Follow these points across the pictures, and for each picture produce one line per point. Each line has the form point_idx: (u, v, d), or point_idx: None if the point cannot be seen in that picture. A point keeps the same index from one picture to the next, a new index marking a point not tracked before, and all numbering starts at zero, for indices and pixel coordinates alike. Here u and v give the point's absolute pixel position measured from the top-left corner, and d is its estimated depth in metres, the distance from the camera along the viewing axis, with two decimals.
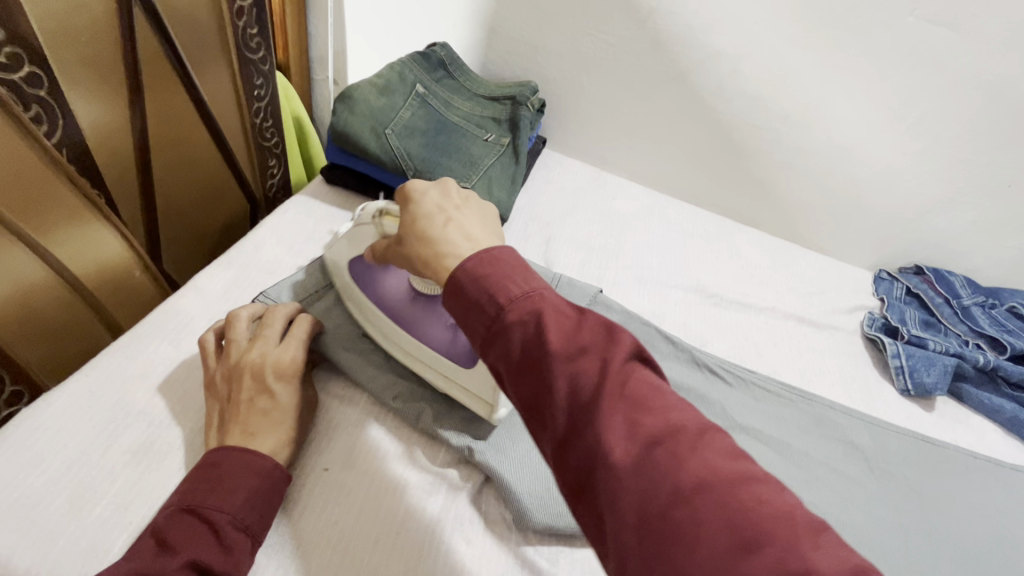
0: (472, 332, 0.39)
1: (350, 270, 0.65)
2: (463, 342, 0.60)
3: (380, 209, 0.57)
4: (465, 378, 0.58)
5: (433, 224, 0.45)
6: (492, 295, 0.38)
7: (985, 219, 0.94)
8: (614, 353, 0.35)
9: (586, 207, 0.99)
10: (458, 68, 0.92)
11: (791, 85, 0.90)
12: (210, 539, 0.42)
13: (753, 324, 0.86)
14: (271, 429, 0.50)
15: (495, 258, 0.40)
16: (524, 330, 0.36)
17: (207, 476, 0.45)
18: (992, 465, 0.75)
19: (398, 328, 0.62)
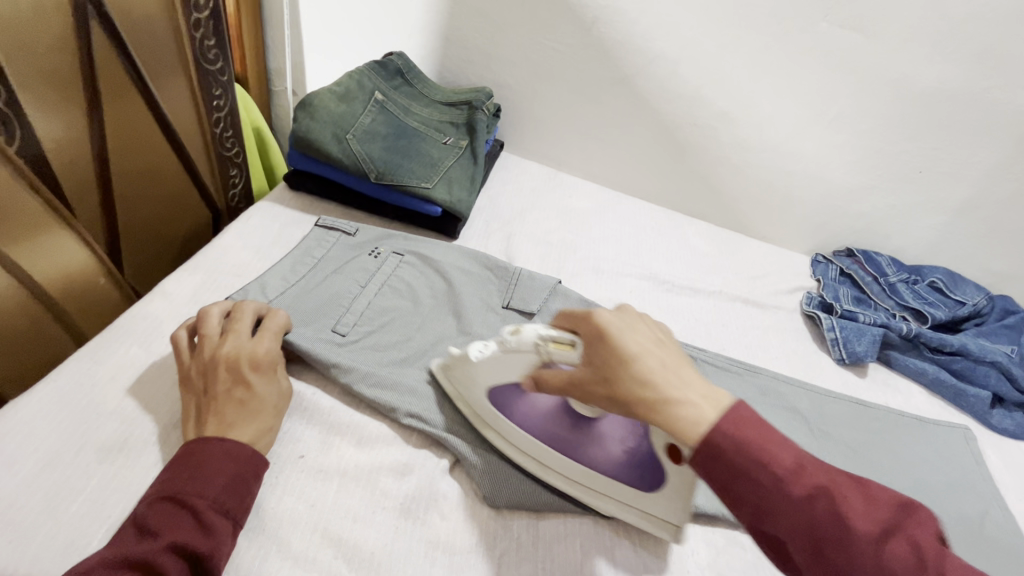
0: (741, 506, 0.41)
1: (488, 398, 0.59)
2: (637, 462, 0.54)
3: (541, 336, 0.52)
4: (641, 500, 0.55)
5: (651, 366, 0.45)
6: (766, 467, 0.40)
7: (904, 203, 1.04)
8: (912, 530, 0.39)
9: (545, 205, 1.04)
10: (416, 75, 0.97)
11: (726, 87, 0.98)
12: (192, 524, 0.44)
13: (703, 307, 0.93)
14: (254, 419, 0.52)
15: (749, 421, 0.41)
16: (815, 508, 0.39)
17: (188, 465, 0.47)
18: (918, 421, 0.83)
19: (563, 458, 0.57)
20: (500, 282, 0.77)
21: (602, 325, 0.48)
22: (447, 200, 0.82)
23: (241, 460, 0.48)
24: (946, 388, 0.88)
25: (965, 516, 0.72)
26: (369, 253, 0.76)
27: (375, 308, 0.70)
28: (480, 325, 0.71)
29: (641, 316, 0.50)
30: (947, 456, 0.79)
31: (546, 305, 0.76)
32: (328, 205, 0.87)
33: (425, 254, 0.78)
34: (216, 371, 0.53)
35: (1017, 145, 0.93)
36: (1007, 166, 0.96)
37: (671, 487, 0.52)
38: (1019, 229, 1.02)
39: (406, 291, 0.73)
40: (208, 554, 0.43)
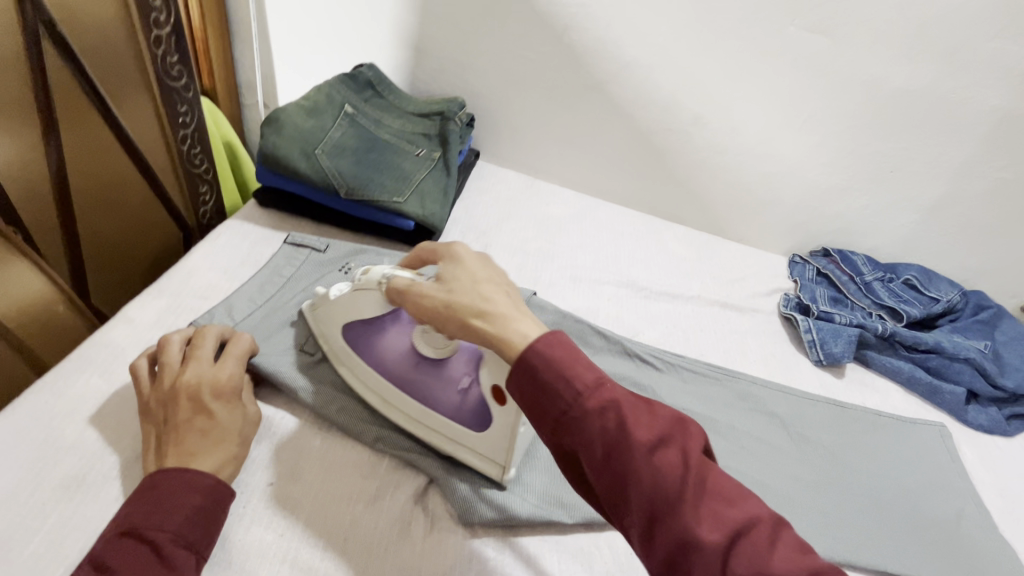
0: (543, 416, 0.44)
1: (343, 335, 0.63)
2: (471, 404, 0.57)
3: (385, 275, 0.57)
4: (474, 440, 0.57)
5: (492, 291, 0.50)
6: (566, 384, 0.43)
7: (878, 202, 1.04)
8: (690, 443, 0.41)
9: (521, 213, 1.03)
10: (387, 86, 0.95)
11: (698, 92, 0.98)
12: (151, 560, 0.42)
13: (682, 312, 0.93)
14: (216, 447, 0.51)
15: (561, 342, 0.45)
16: (603, 420, 0.41)
17: (148, 497, 0.45)
18: (895, 420, 0.83)
19: (402, 394, 0.60)
20: None
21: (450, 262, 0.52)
22: (420, 213, 0.81)
23: (205, 491, 0.47)
24: (921, 386, 0.89)
25: (941, 514, 0.73)
26: (340, 270, 0.75)
27: None
28: None
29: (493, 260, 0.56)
30: (923, 454, 0.79)
31: None
32: (299, 221, 0.85)
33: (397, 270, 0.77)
34: (177, 401, 0.51)
35: (985, 144, 0.95)
36: (976, 164, 0.97)
37: (498, 429, 0.55)
38: (989, 226, 1.03)
39: None
40: None
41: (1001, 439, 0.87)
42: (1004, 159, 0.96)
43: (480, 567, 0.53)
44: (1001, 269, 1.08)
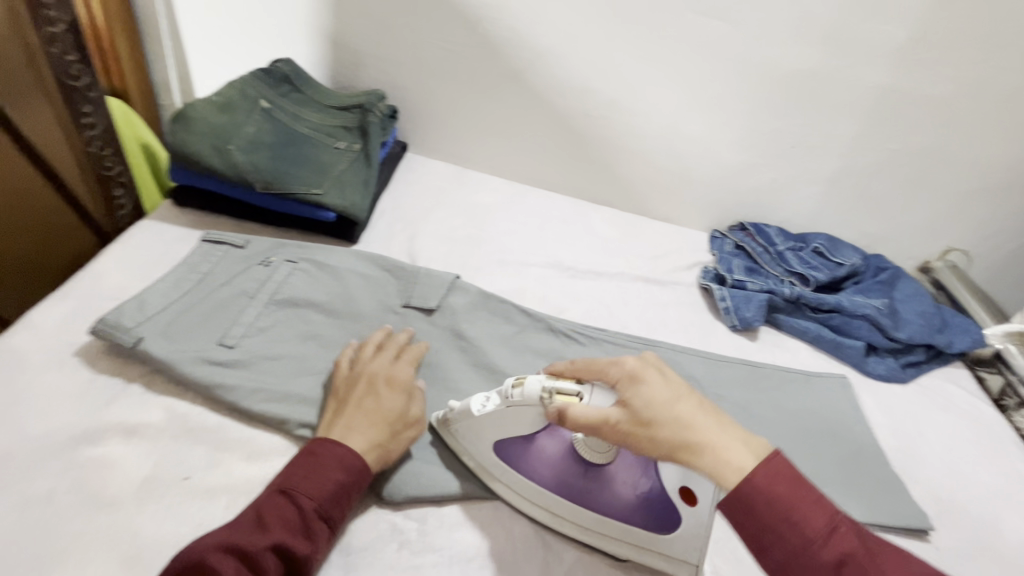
0: (767, 552, 0.43)
1: (493, 450, 0.59)
2: (654, 508, 0.55)
3: (549, 389, 0.53)
4: (660, 544, 0.55)
5: (689, 412, 0.47)
6: (794, 525, 0.42)
7: (784, 176, 1.12)
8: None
9: (449, 202, 1.05)
10: (305, 80, 0.95)
11: (611, 78, 1.02)
12: (298, 524, 0.49)
13: (606, 289, 0.97)
14: (358, 428, 0.57)
15: (781, 476, 0.44)
16: (843, 575, 0.40)
17: (305, 464, 0.53)
18: (802, 375, 0.90)
19: (578, 509, 0.57)
20: (398, 283, 0.78)
21: (639, 381, 0.49)
22: (340, 204, 0.82)
23: (351, 470, 0.53)
24: (826, 343, 0.96)
25: (843, 457, 0.79)
26: (260, 263, 0.74)
27: (266, 319, 0.69)
28: (376, 328, 0.73)
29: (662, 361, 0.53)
30: (827, 404, 0.86)
31: (444, 301, 0.77)
32: (218, 219, 0.85)
33: (320, 261, 0.77)
34: (360, 381, 0.61)
35: (870, 118, 1.03)
36: (865, 136, 1.05)
37: (690, 531, 0.53)
38: (882, 194, 1.12)
39: (300, 300, 0.72)
40: (306, 555, 0.48)
41: (897, 386, 0.95)
42: (888, 130, 1.04)
43: (400, 540, 0.56)
44: (896, 233, 1.18)
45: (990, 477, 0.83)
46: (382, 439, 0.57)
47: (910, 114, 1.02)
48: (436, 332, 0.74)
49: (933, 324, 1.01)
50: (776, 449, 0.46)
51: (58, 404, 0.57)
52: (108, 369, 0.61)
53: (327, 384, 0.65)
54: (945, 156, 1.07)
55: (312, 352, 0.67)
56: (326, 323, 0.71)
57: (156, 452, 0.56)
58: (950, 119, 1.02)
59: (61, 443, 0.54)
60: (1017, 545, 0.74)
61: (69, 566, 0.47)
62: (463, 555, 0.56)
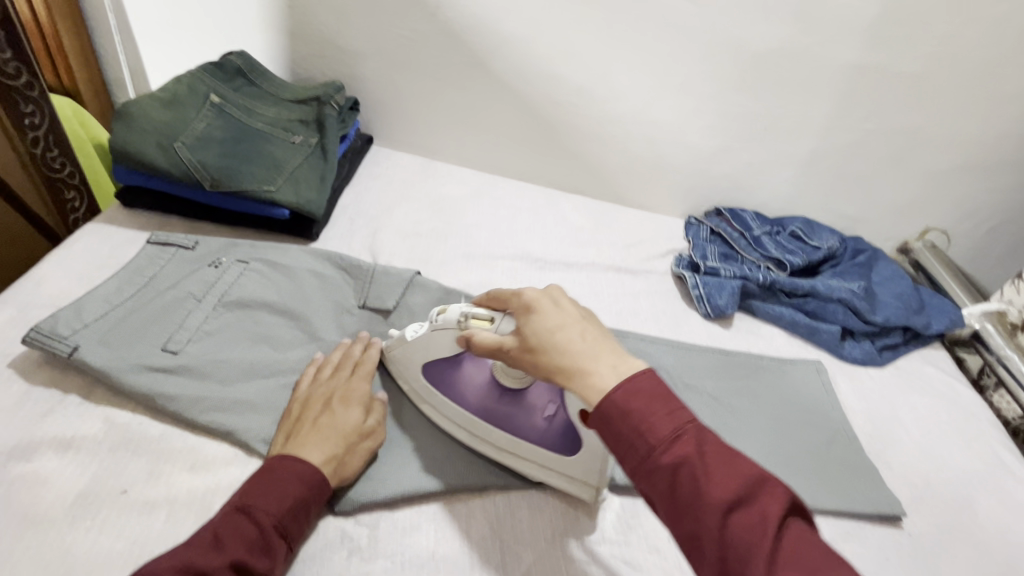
0: (621, 458, 0.45)
1: (422, 372, 0.64)
2: (557, 432, 0.59)
3: (464, 313, 0.58)
4: (563, 465, 0.59)
5: (570, 336, 0.50)
6: (641, 432, 0.44)
7: (758, 159, 1.09)
8: (770, 504, 0.41)
9: (415, 196, 1.02)
10: (259, 74, 0.91)
11: (577, 63, 1.00)
12: (257, 540, 0.47)
13: (576, 280, 0.95)
14: (312, 444, 0.55)
15: (640, 390, 0.45)
16: (676, 475, 0.42)
17: (263, 479, 0.51)
18: (776, 362, 0.88)
19: (491, 428, 0.61)
20: (355, 281, 0.75)
21: (532, 305, 0.53)
22: (294, 201, 0.79)
23: (311, 483, 0.51)
24: (801, 329, 0.95)
25: (816, 443, 0.78)
26: (210, 264, 0.72)
27: (214, 322, 0.66)
28: (331, 328, 0.70)
29: (567, 294, 0.56)
30: (801, 390, 0.85)
31: (403, 299, 0.74)
32: (170, 220, 0.82)
33: (273, 261, 0.74)
34: (315, 400, 0.59)
35: (843, 97, 1.01)
36: (839, 116, 1.03)
37: (587, 451, 0.57)
38: (859, 174, 1.10)
39: (250, 302, 0.69)
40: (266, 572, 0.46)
41: (874, 370, 0.94)
42: (862, 109, 1.02)
43: (350, 547, 0.54)
44: (874, 214, 1.16)
45: (966, 459, 0.82)
46: (337, 453, 0.55)
47: (884, 91, 1.00)
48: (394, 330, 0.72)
49: (910, 306, 1.00)
50: (647, 367, 0.48)
51: None
52: (45, 380, 0.59)
53: (277, 388, 0.63)
54: (921, 134, 1.05)
55: (262, 356, 0.65)
56: (280, 325, 0.69)
57: (93, 464, 0.54)
58: (925, 96, 1.00)
59: None
60: (992, 528, 0.73)
61: None
62: (416, 560, 0.54)
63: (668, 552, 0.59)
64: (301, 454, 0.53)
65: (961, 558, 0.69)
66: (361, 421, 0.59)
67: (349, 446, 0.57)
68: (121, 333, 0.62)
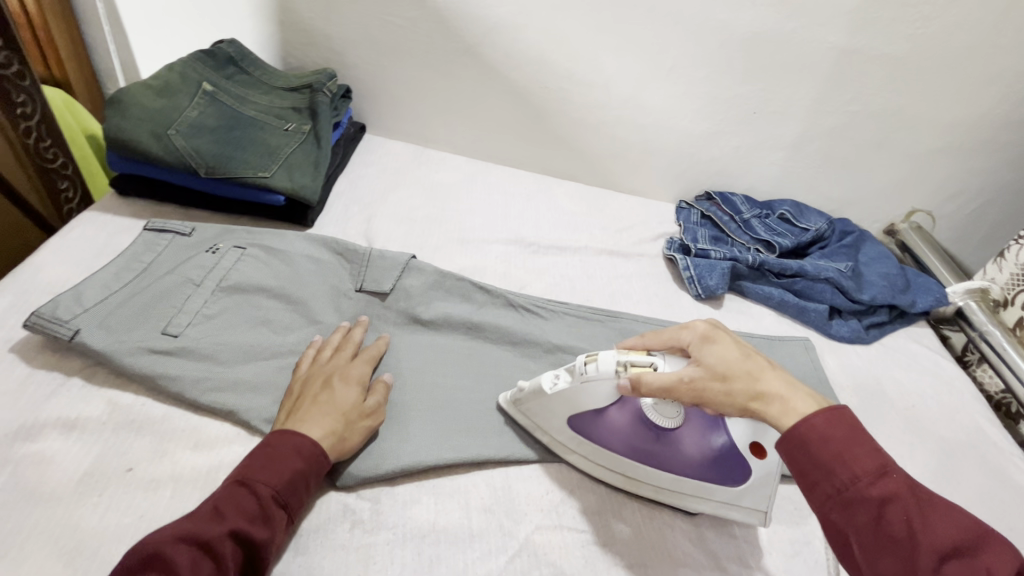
0: (816, 485, 0.46)
1: (566, 424, 0.62)
2: (723, 461, 0.58)
3: (622, 359, 0.56)
4: (731, 496, 0.58)
5: (758, 365, 0.52)
6: (845, 464, 0.45)
7: (746, 143, 1.11)
8: (996, 563, 0.40)
9: (409, 183, 1.03)
10: (251, 62, 0.91)
11: (567, 49, 1.00)
12: (258, 511, 0.48)
13: (568, 263, 0.96)
14: (316, 418, 0.55)
15: (843, 425, 0.47)
16: (884, 509, 0.43)
17: (262, 453, 0.51)
18: (765, 340, 0.90)
19: (653, 471, 0.60)
20: (351, 265, 0.76)
21: (710, 342, 0.54)
22: (289, 187, 0.80)
23: (307, 455, 0.52)
24: (790, 308, 0.97)
25: None
26: (206, 250, 0.72)
27: (213, 306, 0.67)
28: (329, 311, 0.72)
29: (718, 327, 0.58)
30: (789, 367, 0.87)
31: (399, 281, 0.76)
32: (165, 208, 0.83)
33: (270, 246, 0.75)
34: (319, 379, 0.60)
35: (828, 80, 1.02)
36: (824, 99, 1.05)
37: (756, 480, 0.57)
38: (845, 157, 1.12)
39: (248, 286, 0.70)
40: (264, 540, 0.47)
41: (861, 347, 0.96)
42: (847, 92, 1.04)
43: (352, 520, 0.56)
44: (860, 197, 1.18)
45: (949, 431, 0.84)
46: (337, 427, 0.56)
47: (868, 74, 1.01)
48: (390, 313, 0.73)
49: (896, 285, 1.02)
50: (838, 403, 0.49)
51: None
52: (47, 364, 0.60)
53: (277, 369, 0.64)
54: (904, 116, 1.06)
55: (261, 338, 0.66)
56: (278, 308, 0.70)
57: (97, 444, 0.55)
58: (908, 78, 1.02)
59: None
60: (973, 495, 0.76)
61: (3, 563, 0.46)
62: (418, 531, 0.56)
63: (661, 521, 0.61)
64: (298, 428, 0.54)
65: None
66: (361, 399, 0.59)
67: (350, 423, 0.57)
68: (120, 316, 0.63)
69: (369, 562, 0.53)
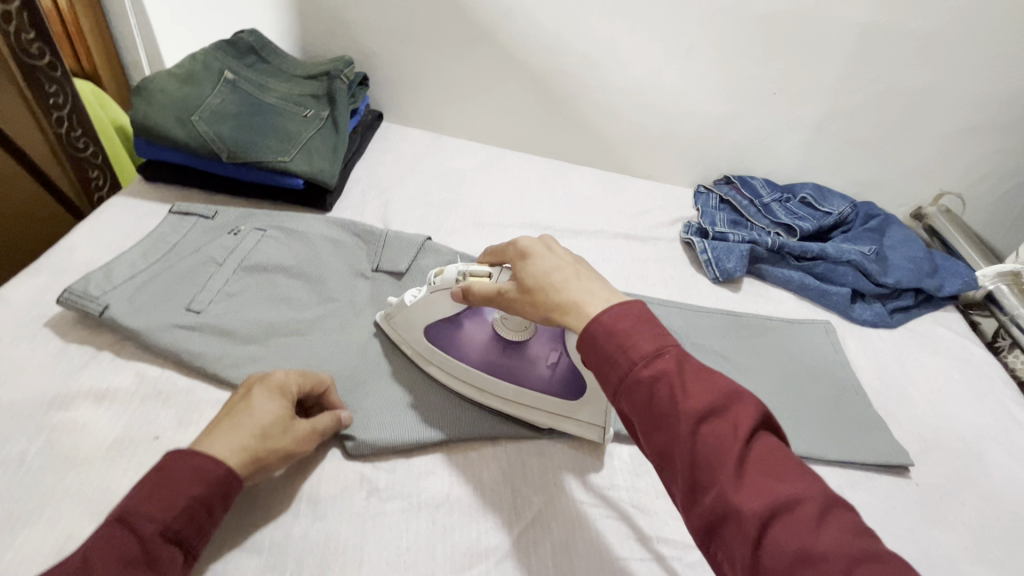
0: (603, 378, 0.45)
1: (425, 337, 0.66)
2: (564, 377, 0.62)
3: (461, 271, 0.60)
4: (572, 410, 0.62)
5: (567, 277, 0.51)
6: (623, 349, 0.44)
7: (768, 125, 1.09)
8: (743, 417, 0.40)
9: (425, 168, 1.04)
10: (271, 51, 0.93)
11: (582, 32, 1.00)
12: (137, 555, 0.41)
13: (584, 246, 0.96)
14: (223, 434, 0.49)
15: (631, 315, 0.45)
16: (655, 388, 0.42)
17: (148, 481, 0.44)
18: (784, 323, 0.89)
19: (496, 380, 0.64)
20: (368, 246, 0.79)
21: (528, 252, 0.55)
22: (308, 171, 0.82)
23: (210, 482, 0.45)
24: (811, 291, 0.95)
25: (824, 398, 0.78)
26: (229, 232, 0.75)
27: (235, 285, 0.70)
28: (346, 289, 0.74)
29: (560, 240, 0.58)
30: (810, 349, 0.85)
31: (415, 261, 0.78)
32: (190, 193, 0.85)
33: (289, 228, 0.78)
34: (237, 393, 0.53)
35: (853, 58, 1.00)
36: (849, 77, 1.02)
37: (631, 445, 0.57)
38: (870, 138, 1.09)
39: (268, 266, 0.73)
40: None
41: (885, 330, 0.94)
42: (872, 70, 1.01)
43: (369, 489, 0.57)
44: (886, 179, 1.15)
45: (978, 415, 0.82)
46: (251, 445, 0.49)
47: (895, 51, 0.99)
48: (406, 292, 0.75)
49: (923, 269, 0.99)
50: (633, 296, 0.48)
51: (30, 372, 0.59)
52: (80, 338, 0.63)
53: (298, 345, 0.66)
54: (933, 94, 1.03)
55: (281, 314, 0.69)
56: (296, 286, 0.73)
57: (127, 414, 0.57)
58: (937, 55, 0.99)
59: (32, 409, 0.56)
60: (1002, 480, 0.73)
61: (41, 521, 0.48)
62: (431, 500, 0.57)
63: None
64: (205, 446, 0.48)
65: (970, 506, 0.70)
66: (289, 420, 0.53)
67: (269, 442, 0.51)
68: (146, 294, 0.66)
69: (384, 529, 0.54)
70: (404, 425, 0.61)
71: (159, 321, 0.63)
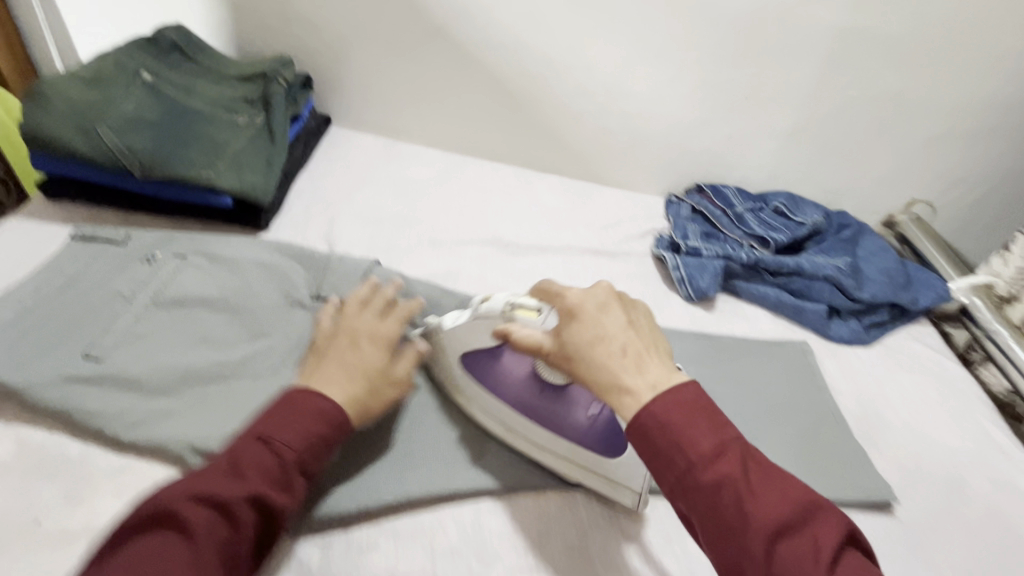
0: (662, 477, 0.45)
1: (460, 364, 0.64)
2: (605, 433, 0.58)
3: (512, 303, 0.57)
4: (608, 468, 0.58)
5: (614, 350, 0.49)
6: (683, 451, 0.44)
7: (739, 131, 1.04)
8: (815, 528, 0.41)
9: (377, 179, 0.95)
10: (198, 49, 0.83)
11: (545, 31, 0.93)
12: (277, 473, 0.47)
13: (550, 264, 0.89)
14: (332, 381, 0.55)
15: (695, 410, 0.45)
16: (721, 494, 0.42)
17: (280, 413, 0.50)
18: (760, 345, 0.85)
19: (532, 425, 0.61)
20: (308, 270, 0.71)
21: (575, 309, 0.52)
22: (236, 187, 0.73)
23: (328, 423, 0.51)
24: (787, 308, 0.91)
25: (802, 428, 0.74)
26: (142, 260, 0.66)
27: (146, 323, 0.61)
28: (278, 323, 0.65)
29: (618, 294, 0.53)
30: (787, 373, 0.81)
31: (362, 289, 0.70)
32: (101, 214, 0.75)
33: (215, 253, 0.69)
34: (338, 343, 0.59)
35: (825, 63, 0.96)
36: (822, 83, 0.98)
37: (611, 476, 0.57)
38: (842, 146, 1.06)
39: (188, 299, 0.64)
40: (285, 507, 0.47)
41: (862, 348, 0.90)
42: (845, 76, 0.97)
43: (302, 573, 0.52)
44: (859, 188, 1.12)
45: (958, 439, 0.79)
46: (360, 394, 0.55)
47: (867, 56, 0.95)
48: None
49: (897, 282, 0.96)
50: (688, 380, 0.48)
51: None
52: None
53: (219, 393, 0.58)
54: (905, 101, 1.00)
55: (202, 354, 0.60)
56: (221, 321, 0.64)
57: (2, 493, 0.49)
58: (909, 61, 0.96)
59: None
60: (985, 511, 0.70)
61: None
62: None
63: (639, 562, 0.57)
64: (323, 388, 0.54)
65: (955, 543, 0.66)
66: (388, 365, 0.59)
67: (375, 388, 0.56)
68: (34, 339, 0.57)
69: None
70: (356, 483, 0.57)
71: (47, 371, 0.55)
